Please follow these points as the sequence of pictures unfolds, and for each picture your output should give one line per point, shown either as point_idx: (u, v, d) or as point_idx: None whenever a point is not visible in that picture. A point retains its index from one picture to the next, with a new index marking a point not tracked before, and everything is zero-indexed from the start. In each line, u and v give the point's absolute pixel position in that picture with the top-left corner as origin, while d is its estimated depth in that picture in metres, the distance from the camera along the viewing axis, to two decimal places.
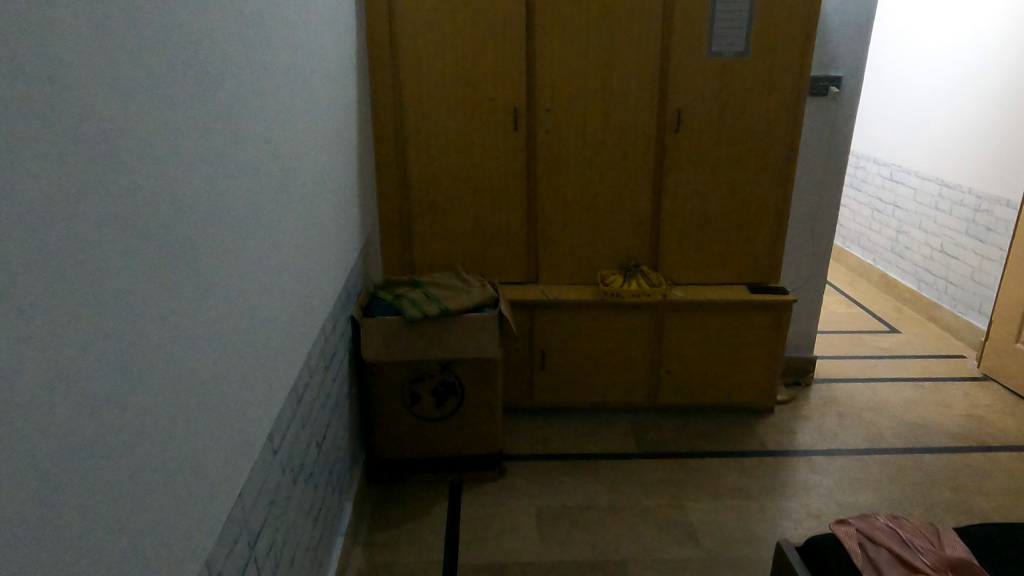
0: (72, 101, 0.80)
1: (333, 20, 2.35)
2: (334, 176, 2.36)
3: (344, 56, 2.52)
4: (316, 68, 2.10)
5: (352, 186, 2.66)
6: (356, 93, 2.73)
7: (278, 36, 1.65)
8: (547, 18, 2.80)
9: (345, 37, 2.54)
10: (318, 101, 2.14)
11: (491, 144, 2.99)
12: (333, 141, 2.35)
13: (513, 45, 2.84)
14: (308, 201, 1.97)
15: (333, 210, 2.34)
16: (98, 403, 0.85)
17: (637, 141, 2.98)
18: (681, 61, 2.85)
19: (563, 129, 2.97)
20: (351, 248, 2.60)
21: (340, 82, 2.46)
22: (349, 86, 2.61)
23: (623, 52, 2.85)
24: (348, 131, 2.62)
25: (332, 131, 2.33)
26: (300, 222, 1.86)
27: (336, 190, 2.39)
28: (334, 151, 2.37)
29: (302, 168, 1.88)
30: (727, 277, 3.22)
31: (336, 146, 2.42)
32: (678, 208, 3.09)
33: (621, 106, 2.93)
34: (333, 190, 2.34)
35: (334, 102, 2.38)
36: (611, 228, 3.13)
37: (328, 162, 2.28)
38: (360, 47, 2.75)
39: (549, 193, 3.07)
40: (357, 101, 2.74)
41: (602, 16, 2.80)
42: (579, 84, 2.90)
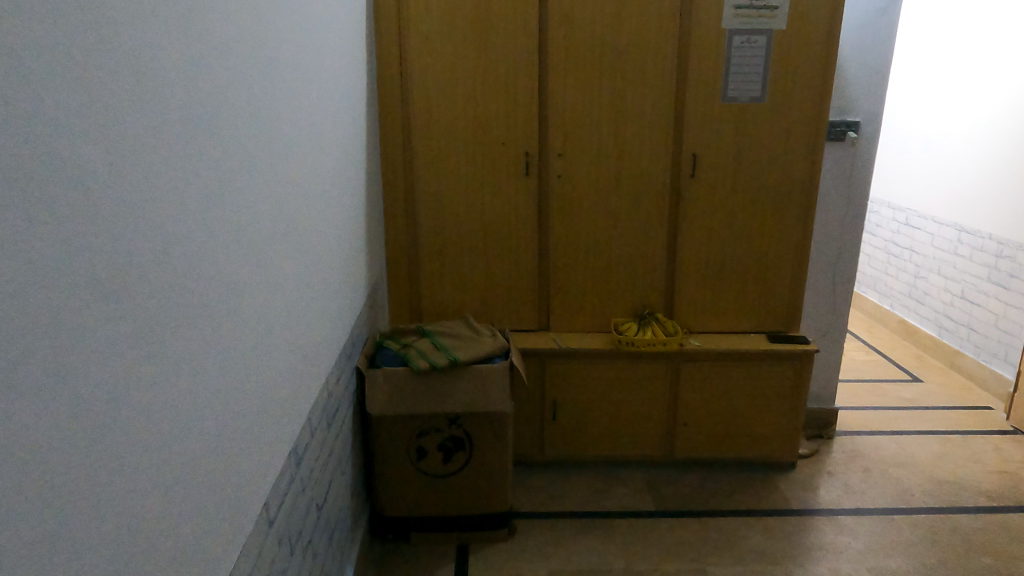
0: (65, 157, 0.73)
1: (343, 66, 2.32)
2: (342, 223, 2.29)
3: (354, 102, 2.48)
4: (325, 113, 2.04)
5: (359, 232, 2.59)
6: (366, 138, 2.69)
7: (287, 82, 1.59)
8: (560, 63, 2.77)
9: (356, 82, 2.50)
10: (328, 148, 2.08)
11: (502, 189, 2.93)
12: (340, 188, 2.29)
13: (525, 90, 2.80)
14: (315, 251, 1.89)
15: (340, 258, 2.26)
16: (81, 493, 0.75)
17: (651, 187, 2.92)
18: (696, 106, 2.80)
19: (575, 174, 2.91)
20: (357, 296, 2.51)
21: (350, 128, 2.41)
22: (358, 131, 2.56)
23: (637, 97, 2.80)
24: (357, 176, 2.56)
25: (340, 177, 2.28)
26: (306, 273, 1.77)
27: (343, 237, 2.32)
28: (342, 197, 2.31)
29: (309, 217, 1.81)
30: (745, 326, 3.11)
31: (344, 192, 2.35)
32: (694, 254, 3.01)
33: (635, 152, 2.87)
34: (340, 237, 2.27)
35: (343, 147, 2.32)
36: (625, 276, 3.04)
37: (337, 209, 2.21)
38: (370, 92, 2.72)
39: (560, 239, 3.00)
40: (367, 146, 2.70)
41: (616, 61, 2.76)
42: (592, 129, 2.85)
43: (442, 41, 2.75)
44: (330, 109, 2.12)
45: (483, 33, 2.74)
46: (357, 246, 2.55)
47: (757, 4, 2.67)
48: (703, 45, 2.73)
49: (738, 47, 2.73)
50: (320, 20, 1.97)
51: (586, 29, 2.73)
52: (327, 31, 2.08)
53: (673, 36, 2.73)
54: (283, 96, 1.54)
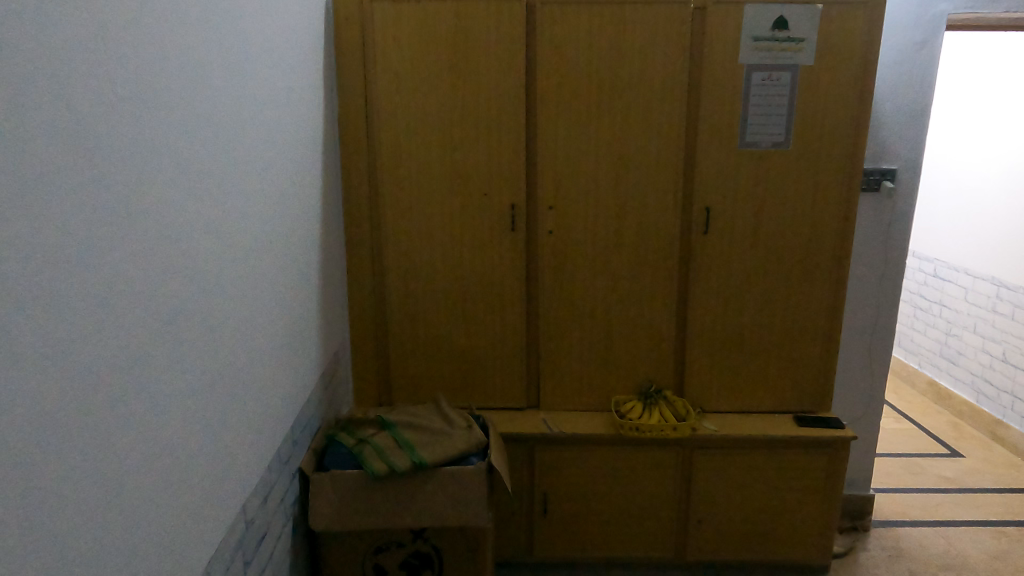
0: None
1: (296, 110, 1.93)
2: (284, 296, 1.88)
3: (308, 150, 2.10)
4: (264, 169, 1.65)
5: (311, 301, 2.18)
6: (325, 191, 2.30)
7: (181, 133, 1.20)
8: (551, 104, 2.39)
9: (311, 128, 2.13)
10: (266, 208, 1.68)
11: (485, 247, 2.52)
12: (287, 255, 1.88)
13: (511, 135, 2.41)
14: (233, 344, 1.47)
15: (278, 340, 1.84)
16: None
17: (658, 245, 2.51)
18: (710, 154, 2.41)
19: (570, 231, 2.50)
20: (306, 380, 2.09)
21: (300, 182, 2.02)
22: (314, 182, 2.17)
23: (641, 144, 2.41)
24: (312, 236, 2.17)
25: (286, 241, 1.87)
26: (212, 377, 1.35)
27: (287, 313, 1.90)
28: (287, 265, 1.90)
29: (222, 302, 1.40)
30: (768, 406, 2.67)
31: (292, 258, 1.95)
32: (707, 322, 2.58)
33: (639, 206, 2.47)
34: (282, 314, 1.85)
35: (292, 206, 1.93)
36: (628, 346, 2.62)
37: (276, 281, 1.80)
38: (330, 136, 2.34)
39: (552, 305, 2.58)
40: (326, 199, 2.31)
41: (616, 102, 2.38)
42: (589, 180, 2.45)
43: (413, 77, 2.37)
44: (273, 161, 1.73)
45: (462, 69, 2.36)
46: (308, 319, 2.13)
47: (781, 35, 2.30)
48: (717, 83, 2.35)
49: (758, 85, 2.35)
50: (256, 54, 1.59)
51: (582, 65, 2.35)
52: (270, 69, 1.70)
53: (683, 73, 2.35)
54: (169, 154, 1.14)
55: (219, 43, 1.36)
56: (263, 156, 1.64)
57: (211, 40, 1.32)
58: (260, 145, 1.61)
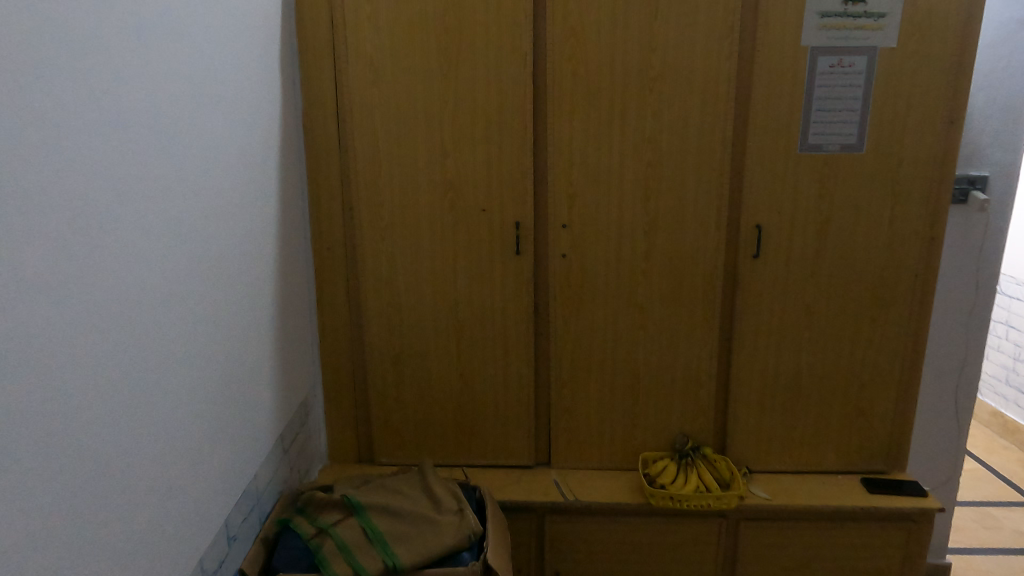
0: None
1: (225, 111, 1.48)
2: (210, 365, 1.44)
3: (252, 171, 1.66)
4: (162, 193, 1.21)
5: (261, 349, 1.74)
6: (282, 211, 1.86)
7: None
8: (564, 100, 1.92)
9: (257, 144, 1.69)
10: (169, 260, 1.24)
11: (483, 275, 2.07)
12: (212, 300, 1.44)
13: (514, 139, 1.95)
14: (93, 446, 1.01)
15: (201, 423, 1.40)
16: None
17: (695, 273, 2.05)
18: (761, 161, 1.94)
19: (586, 255, 2.04)
20: (250, 455, 1.65)
21: (240, 210, 1.59)
22: (264, 199, 1.74)
23: (676, 149, 1.95)
24: (260, 269, 1.73)
25: (210, 282, 1.43)
26: (41, 517, 0.90)
27: (214, 375, 1.46)
28: (216, 312, 1.46)
29: (64, 406, 0.95)
30: (830, 465, 2.19)
31: (225, 301, 1.51)
32: (754, 365, 2.12)
33: (672, 225, 2.01)
34: (205, 378, 1.41)
35: (222, 236, 1.48)
36: (656, 393, 2.16)
37: (195, 349, 1.36)
38: (288, 140, 1.90)
39: (564, 344, 2.13)
40: (284, 220, 1.87)
41: (645, 96, 1.91)
42: (610, 193, 1.99)
43: (393, 67, 1.92)
44: (181, 180, 1.28)
45: (453, 56, 1.90)
46: (254, 373, 1.70)
47: (854, 10, 1.82)
48: (773, 71, 1.87)
49: (825, 73, 1.87)
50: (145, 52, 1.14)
51: (603, 50, 1.88)
52: (177, 72, 1.26)
53: (729, 60, 1.88)
54: None
55: (51, 17, 0.91)
56: (158, 174, 1.19)
57: (31, 10, 0.87)
58: (155, 167, 1.17)
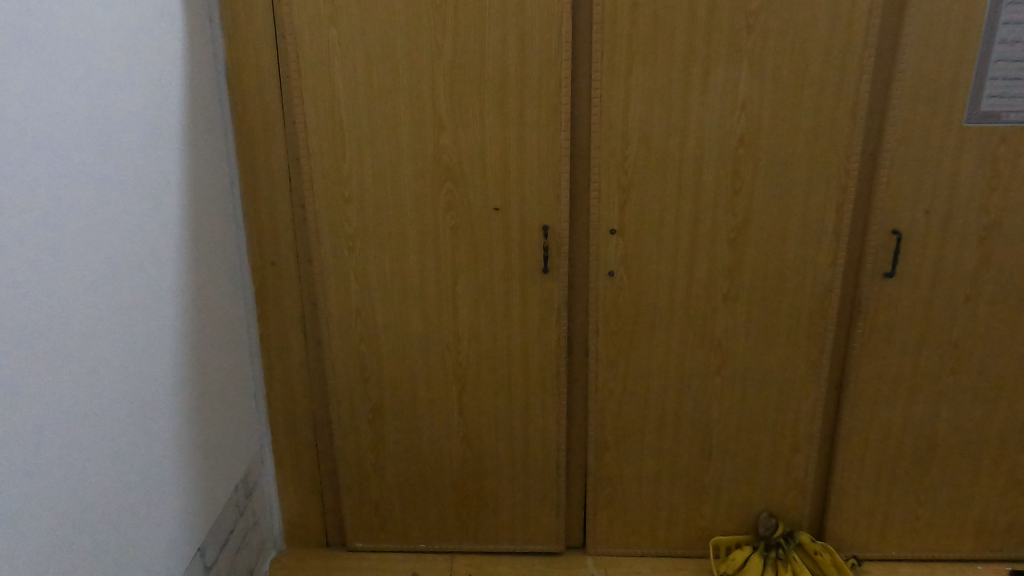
0: None
1: (56, 73, 0.84)
2: (69, 539, 0.88)
3: (145, 191, 1.06)
4: None
5: (172, 450, 1.16)
6: (194, 219, 1.24)
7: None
8: (620, 48, 1.28)
9: (152, 150, 1.08)
10: None
11: (496, 302, 1.45)
12: (43, 412, 0.82)
13: (545, 107, 1.31)
14: None
15: None
16: None
17: (797, 298, 1.44)
18: (908, 138, 1.32)
19: (643, 274, 1.43)
20: None
21: (122, 263, 0.99)
22: (167, 231, 1.14)
23: (785, 121, 1.32)
24: (157, 317, 1.10)
25: (44, 391, 0.82)
26: None
27: (71, 541, 0.88)
28: (59, 428, 0.85)
29: None
30: (964, 554, 1.62)
31: (82, 400, 0.90)
32: (871, 423, 1.53)
33: (769, 231, 1.39)
34: (41, 549, 0.82)
35: (62, 293, 0.86)
36: (733, 460, 1.57)
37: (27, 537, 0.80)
38: (198, 110, 1.25)
39: (608, 396, 1.53)
40: (196, 233, 1.24)
41: (742, 40, 1.27)
42: (682, 186, 1.37)
43: None
44: None
45: None
46: (151, 480, 1.09)
47: None
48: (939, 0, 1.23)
49: (1018, 3, 1.23)
50: None
51: None
52: None
53: None
54: None
55: None
56: None
57: None
58: None
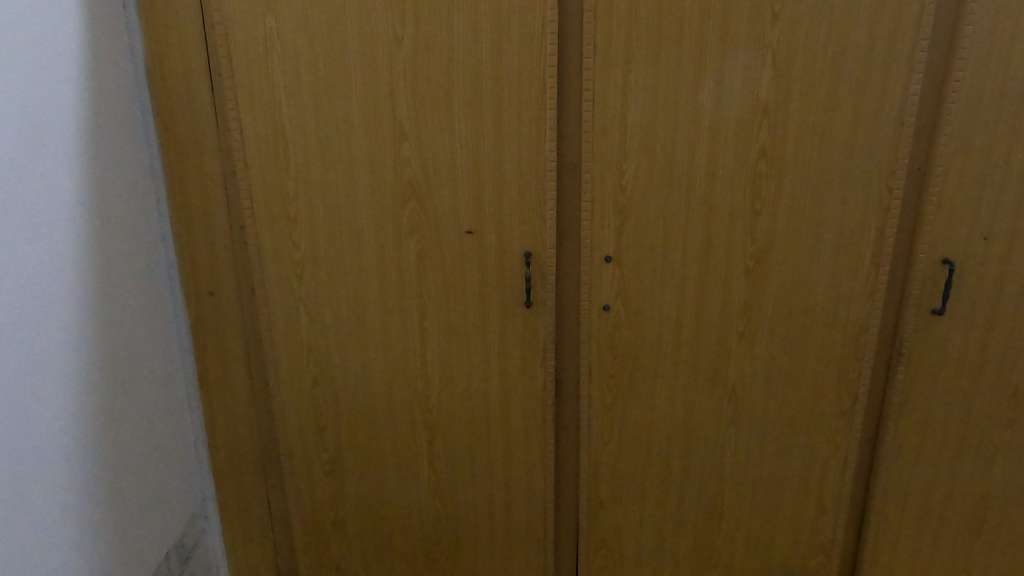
0: None
1: None
2: None
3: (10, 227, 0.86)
4: None
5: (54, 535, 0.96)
6: (96, 255, 1.03)
7: None
8: (615, 41, 1.06)
9: (21, 174, 0.88)
10: None
11: (470, 340, 1.24)
12: None
13: (526, 112, 1.10)
14: None
15: None
16: None
17: (826, 338, 1.21)
18: (968, 151, 1.08)
19: (642, 309, 1.21)
20: None
21: None
22: (48, 272, 0.94)
23: (815, 129, 1.09)
24: (28, 379, 0.90)
25: None
26: None
27: None
28: None
29: None
30: None
31: None
32: (911, 484, 1.30)
33: (795, 260, 1.17)
34: None
35: None
36: (747, 520, 1.35)
37: None
38: (104, 123, 1.04)
39: (603, 447, 1.31)
40: (99, 271, 1.04)
41: (763, 31, 1.05)
42: (690, 206, 1.14)
43: None
44: None
45: None
46: None
47: None
48: None
49: None
50: None
51: None
52: None
53: None
54: None
55: None
56: None
57: None
58: None
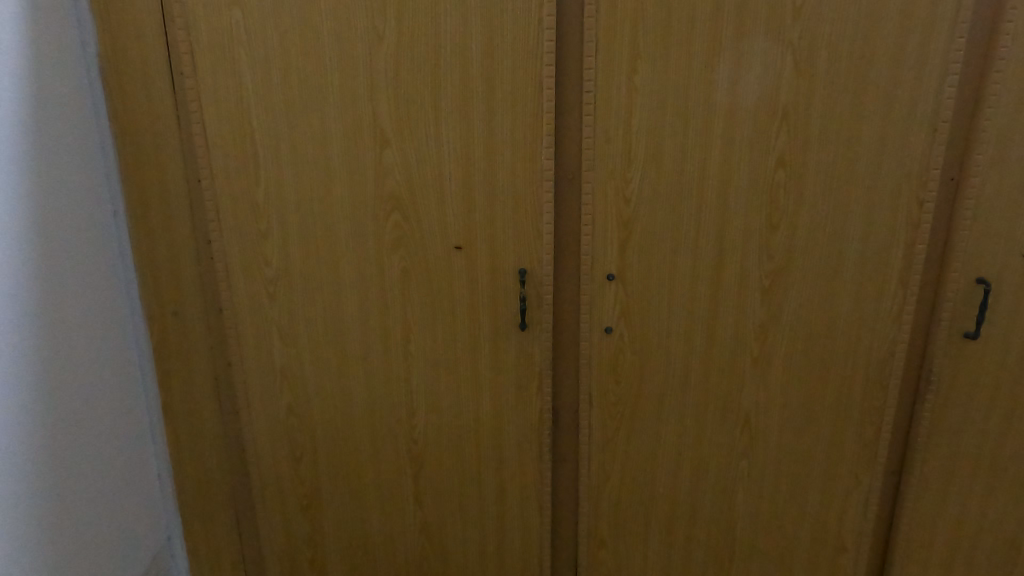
0: None
1: None
2: None
3: None
4: None
5: None
6: (33, 272, 0.92)
7: None
8: (619, 39, 0.96)
9: None
10: None
11: (460, 365, 1.13)
12: None
13: (520, 116, 0.99)
14: None
15: None
16: None
17: (848, 365, 1.11)
18: (1006, 161, 0.98)
19: (647, 331, 1.11)
20: None
21: None
22: None
23: (839, 136, 0.99)
24: None
25: None
26: None
27: None
28: None
29: None
30: None
31: None
32: (937, 523, 1.19)
33: (816, 279, 1.07)
34: None
35: None
36: (760, 561, 1.24)
37: None
38: (44, 125, 0.94)
39: (604, 481, 1.21)
40: (38, 290, 0.93)
41: (783, 28, 0.95)
42: (700, 220, 1.04)
43: None
44: None
45: None
46: None
47: None
48: None
49: None
50: None
51: None
52: None
53: None
54: None
55: None
56: None
57: None
58: None
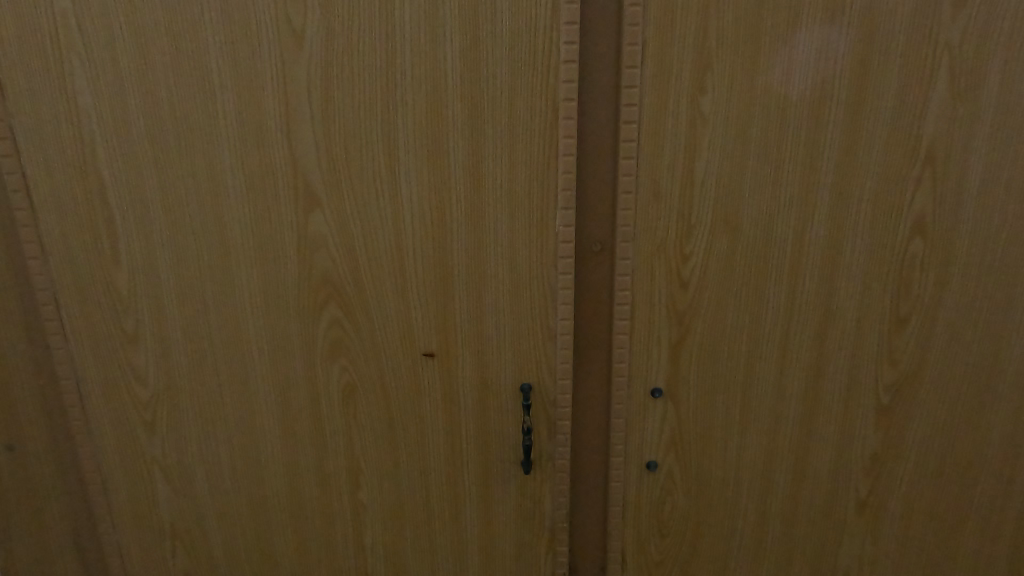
0: None
1: None
2: None
3: None
4: None
5: None
6: None
7: None
8: (678, 42, 0.61)
9: None
10: None
11: (434, 517, 0.78)
12: None
13: (522, 161, 0.64)
14: None
15: None
16: None
17: (994, 509, 0.77)
18: None
19: (708, 465, 0.76)
20: None
21: None
22: None
23: (1008, 190, 0.65)
24: None
25: None
26: None
27: None
28: None
29: None
30: None
31: None
32: None
33: (956, 393, 0.73)
34: None
35: None
36: None
37: None
38: None
39: None
40: None
41: (936, 25, 0.60)
42: (792, 311, 0.70)
43: None
44: None
45: None
46: None
47: None
48: None
49: None
50: None
51: None
52: None
53: None
54: None
55: None
56: None
57: None
58: None
